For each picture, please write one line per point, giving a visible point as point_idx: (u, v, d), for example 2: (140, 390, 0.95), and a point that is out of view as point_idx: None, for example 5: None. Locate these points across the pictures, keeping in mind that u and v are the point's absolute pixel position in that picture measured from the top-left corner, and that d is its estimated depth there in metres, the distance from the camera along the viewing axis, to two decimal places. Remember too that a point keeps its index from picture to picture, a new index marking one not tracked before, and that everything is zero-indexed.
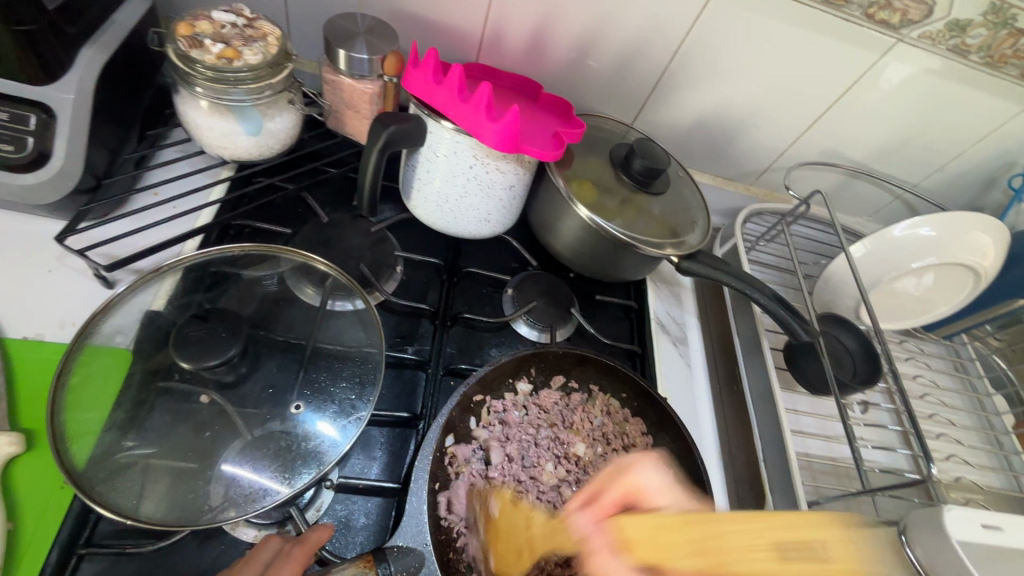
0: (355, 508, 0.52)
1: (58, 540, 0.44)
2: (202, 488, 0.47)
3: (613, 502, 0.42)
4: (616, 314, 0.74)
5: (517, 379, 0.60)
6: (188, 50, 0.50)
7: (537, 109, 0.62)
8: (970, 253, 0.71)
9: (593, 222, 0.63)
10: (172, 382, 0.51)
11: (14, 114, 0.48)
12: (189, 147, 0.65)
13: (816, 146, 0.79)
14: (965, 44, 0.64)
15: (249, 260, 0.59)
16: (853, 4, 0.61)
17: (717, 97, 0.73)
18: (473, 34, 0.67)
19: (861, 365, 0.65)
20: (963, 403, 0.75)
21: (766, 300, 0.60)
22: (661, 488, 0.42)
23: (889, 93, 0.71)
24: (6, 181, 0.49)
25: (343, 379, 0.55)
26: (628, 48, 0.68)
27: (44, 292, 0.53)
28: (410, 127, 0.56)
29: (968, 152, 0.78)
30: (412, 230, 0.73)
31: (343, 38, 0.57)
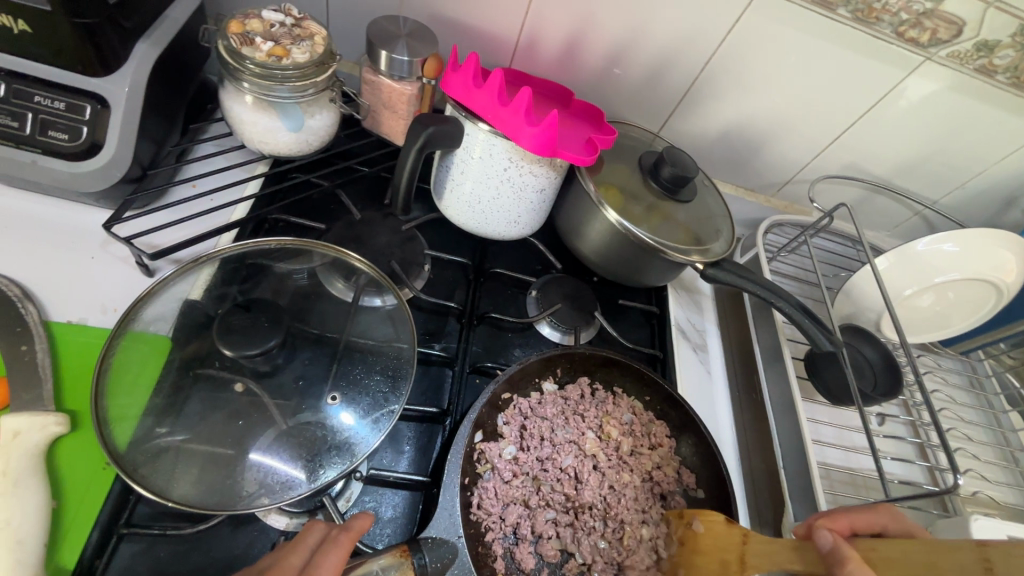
0: (383, 501, 0.53)
1: (99, 520, 0.45)
2: (238, 474, 0.48)
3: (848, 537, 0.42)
4: (638, 319, 0.75)
5: (543, 378, 0.61)
6: (239, 47, 0.51)
7: (570, 116, 0.63)
8: (992, 270, 0.71)
9: (621, 227, 0.64)
10: (210, 370, 0.52)
11: (69, 104, 0.49)
12: (227, 142, 0.66)
13: (838, 160, 0.80)
14: (992, 65, 0.65)
15: (284, 254, 0.60)
16: (884, 22, 0.62)
17: (743, 109, 0.75)
18: (508, 39, 0.68)
19: (882, 377, 0.66)
20: (979, 418, 0.75)
21: (790, 309, 0.62)
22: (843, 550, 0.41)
23: (915, 111, 0.72)
24: (60, 168, 0.50)
25: (376, 372, 0.56)
26: (659, 58, 0.69)
27: (87, 278, 0.54)
28: (448, 128, 0.57)
29: (990, 170, 0.79)
30: (440, 230, 0.74)
31: (386, 40, 0.58)
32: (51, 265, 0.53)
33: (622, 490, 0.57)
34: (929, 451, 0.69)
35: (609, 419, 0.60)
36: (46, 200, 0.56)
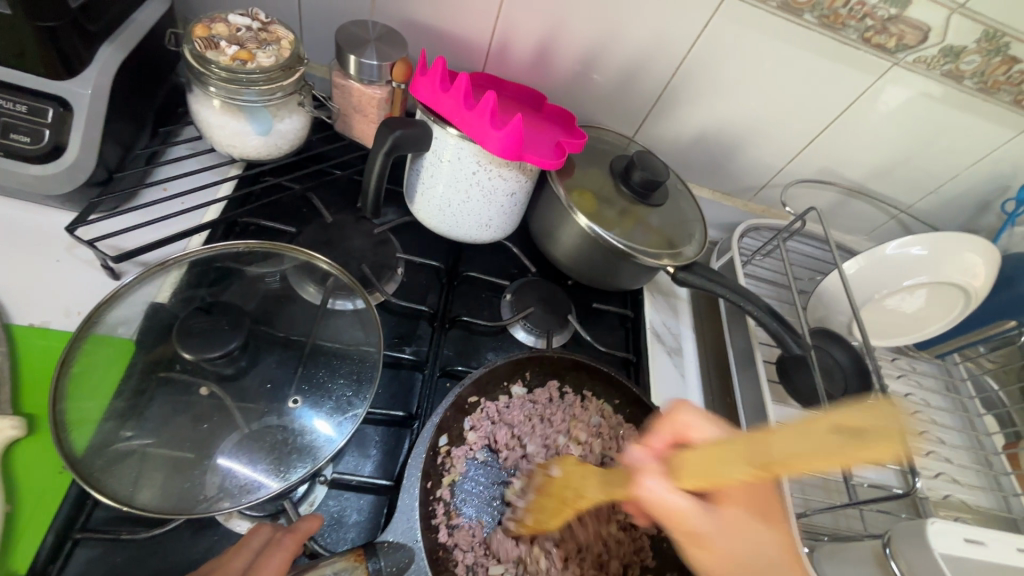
0: (348, 504, 0.53)
1: (54, 526, 0.44)
2: (197, 478, 0.48)
3: (662, 443, 0.44)
4: (613, 323, 0.75)
5: (512, 381, 0.61)
6: (203, 51, 0.52)
7: (540, 120, 0.63)
8: (960, 273, 0.71)
9: (592, 231, 0.64)
10: (173, 373, 0.52)
11: (32, 107, 0.49)
12: (199, 145, 0.66)
13: (813, 164, 0.81)
14: (960, 70, 0.66)
15: (253, 257, 0.60)
16: (851, 27, 0.63)
17: (717, 113, 0.75)
18: (480, 44, 0.69)
19: (853, 380, 0.66)
20: (954, 422, 0.75)
21: (760, 313, 0.62)
22: (670, 495, 0.37)
23: (886, 115, 0.72)
24: (23, 172, 0.50)
25: (342, 375, 0.56)
26: (631, 63, 0.69)
27: (51, 281, 0.54)
28: (416, 132, 0.57)
29: (963, 175, 0.79)
30: (415, 233, 0.74)
31: (355, 44, 0.59)
32: (15, 268, 0.53)
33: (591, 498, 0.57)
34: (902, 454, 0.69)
35: (576, 423, 0.61)
36: (13, 203, 0.56)
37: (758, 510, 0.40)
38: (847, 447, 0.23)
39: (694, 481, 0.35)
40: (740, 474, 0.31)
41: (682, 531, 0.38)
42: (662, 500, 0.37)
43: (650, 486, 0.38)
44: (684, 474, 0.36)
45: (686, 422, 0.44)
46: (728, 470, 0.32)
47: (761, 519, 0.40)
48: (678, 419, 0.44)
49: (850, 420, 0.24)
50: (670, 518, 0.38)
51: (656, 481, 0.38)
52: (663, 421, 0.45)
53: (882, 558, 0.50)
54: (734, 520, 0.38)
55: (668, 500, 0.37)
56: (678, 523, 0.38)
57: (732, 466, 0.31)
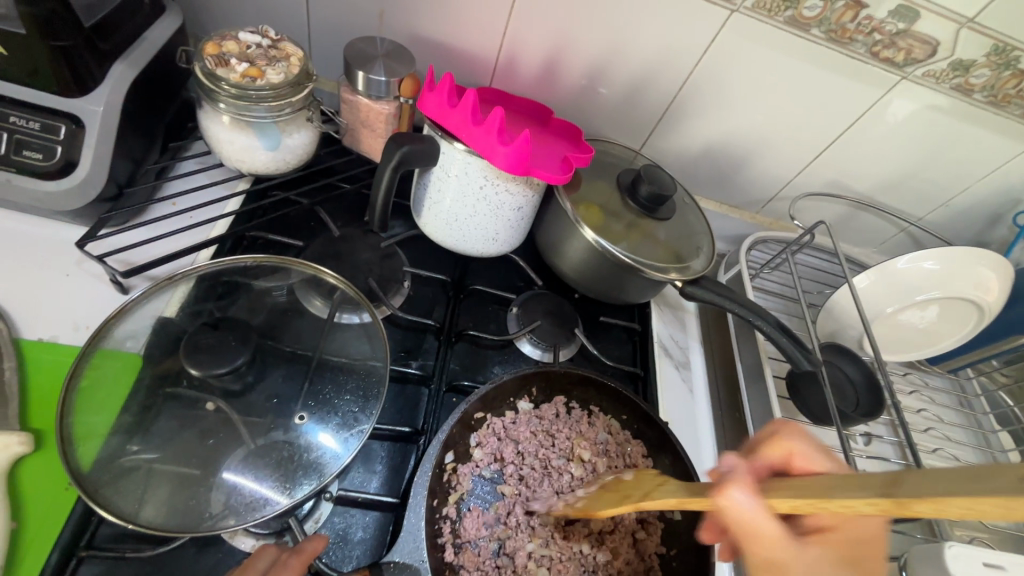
0: (353, 521, 0.53)
1: (59, 543, 0.44)
2: (203, 495, 0.47)
3: (765, 468, 0.39)
4: (620, 336, 0.74)
5: (518, 397, 0.61)
6: (214, 68, 0.52)
7: (547, 134, 0.64)
8: (973, 287, 0.71)
9: (599, 245, 0.64)
10: (179, 388, 0.51)
11: (45, 124, 0.50)
12: (208, 160, 0.67)
13: (821, 177, 0.80)
14: (969, 83, 0.65)
15: (260, 271, 0.61)
16: (859, 41, 0.63)
17: (724, 127, 0.75)
18: (487, 60, 0.69)
19: (864, 396, 0.65)
20: (968, 438, 0.74)
21: (769, 328, 0.61)
22: (760, 515, 0.32)
23: (895, 128, 0.72)
24: (34, 188, 0.50)
25: (348, 391, 0.56)
26: (638, 78, 0.70)
27: (60, 295, 0.54)
28: (423, 147, 0.58)
29: (973, 188, 0.79)
30: (421, 246, 0.74)
31: (363, 61, 0.59)
32: (25, 283, 0.54)
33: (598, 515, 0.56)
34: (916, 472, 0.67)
35: (583, 440, 0.60)
36: (24, 217, 0.57)
37: (848, 554, 0.35)
38: (1017, 489, 0.22)
39: (790, 504, 0.32)
40: (867, 504, 0.28)
41: (762, 557, 0.32)
42: (753, 519, 0.32)
43: (738, 499, 0.32)
44: (777, 493, 0.32)
45: (785, 446, 0.39)
46: (840, 504, 0.29)
47: (857, 572, 0.34)
48: (782, 444, 0.39)
49: (909, 482, 0.27)
50: (759, 545, 0.32)
51: (743, 494, 0.32)
52: (770, 443, 0.40)
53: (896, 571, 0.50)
54: (838, 560, 0.33)
55: (757, 517, 0.32)
56: (763, 550, 0.32)
57: (854, 493, 0.28)
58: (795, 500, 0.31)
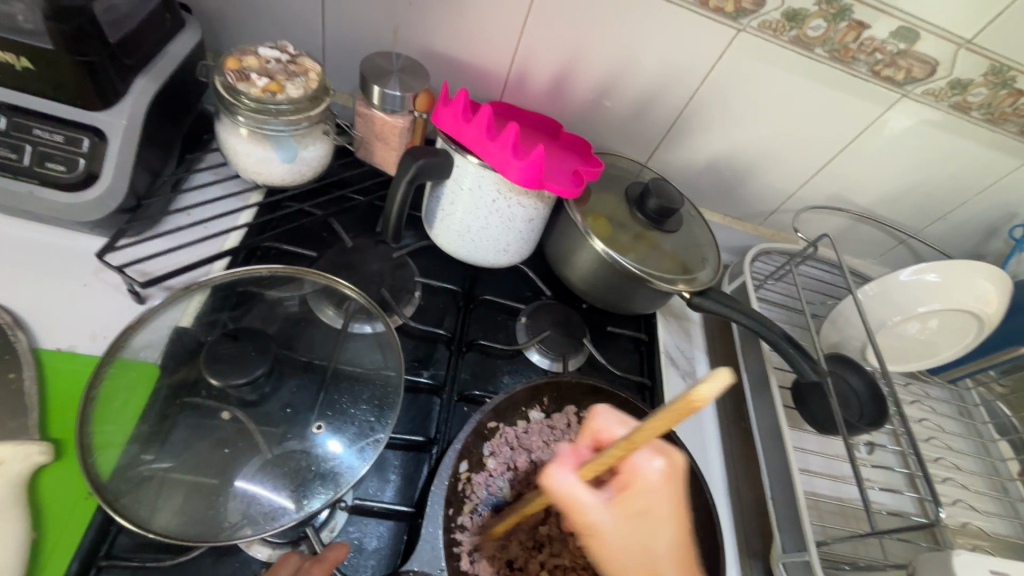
0: (368, 531, 0.53)
1: (78, 553, 0.44)
2: (221, 504, 0.48)
3: (585, 449, 0.44)
4: (627, 347, 0.75)
5: (530, 407, 0.61)
6: (235, 83, 0.53)
7: (558, 148, 0.65)
8: (974, 299, 0.72)
9: (608, 256, 0.65)
10: (197, 399, 0.52)
11: (68, 137, 0.50)
12: (222, 171, 0.68)
13: (823, 190, 0.82)
14: (967, 102, 0.67)
15: (274, 282, 0.61)
16: (860, 61, 0.65)
17: (729, 141, 0.77)
18: (499, 74, 0.70)
19: (868, 406, 0.66)
20: (969, 448, 0.75)
21: (775, 338, 0.63)
22: (577, 486, 0.40)
23: (896, 144, 0.74)
24: (55, 199, 0.51)
25: (363, 401, 0.56)
26: (646, 93, 0.71)
27: (78, 305, 0.55)
28: (438, 161, 0.59)
29: (970, 202, 0.80)
30: (431, 257, 0.75)
31: (379, 76, 0.60)
32: (43, 293, 0.54)
33: None
34: (919, 481, 0.69)
35: None
36: (41, 227, 0.57)
37: (644, 512, 0.40)
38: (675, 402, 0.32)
39: (596, 466, 0.39)
40: (614, 450, 0.38)
41: (582, 522, 0.40)
42: (572, 491, 0.40)
43: (552, 474, 0.41)
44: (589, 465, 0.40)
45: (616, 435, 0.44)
46: (609, 460, 0.38)
47: (661, 523, 0.40)
48: (591, 426, 0.45)
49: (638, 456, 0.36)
50: (574, 510, 0.40)
51: (562, 473, 0.40)
52: (583, 429, 0.45)
53: None
54: (637, 513, 0.40)
55: (575, 490, 0.40)
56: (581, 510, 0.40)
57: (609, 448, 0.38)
58: (596, 462, 0.39)
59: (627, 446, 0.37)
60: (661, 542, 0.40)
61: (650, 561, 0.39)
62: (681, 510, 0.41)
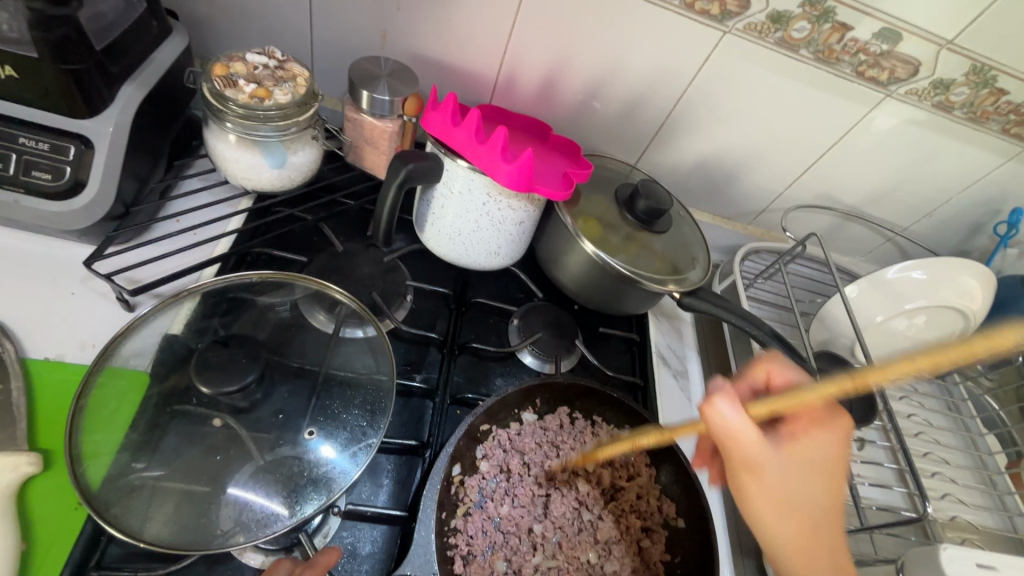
0: (361, 535, 0.53)
1: (68, 563, 0.44)
2: (213, 511, 0.48)
3: (685, 418, 0.50)
4: (619, 347, 0.75)
5: (523, 409, 0.61)
6: (222, 89, 0.53)
7: (547, 150, 0.65)
8: (959, 296, 0.73)
9: (598, 257, 0.65)
10: (188, 406, 0.52)
11: (54, 145, 0.50)
12: (211, 177, 0.67)
13: (811, 189, 0.83)
14: (950, 101, 0.68)
15: (265, 287, 0.61)
16: (845, 61, 0.65)
17: (717, 142, 0.77)
18: (487, 78, 0.71)
19: (858, 403, 0.67)
20: (957, 442, 0.76)
21: (764, 337, 0.63)
22: (743, 423, 0.44)
23: (881, 143, 0.75)
24: (41, 207, 0.51)
25: (355, 406, 0.56)
26: (634, 95, 0.72)
27: (66, 314, 0.54)
28: (427, 165, 0.59)
29: (955, 199, 0.82)
30: (422, 260, 0.75)
31: (368, 80, 0.60)
32: (30, 302, 0.54)
33: (599, 526, 0.57)
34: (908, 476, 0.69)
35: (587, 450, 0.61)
36: (27, 236, 0.57)
37: (804, 458, 0.45)
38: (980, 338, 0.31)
39: (766, 408, 0.44)
40: (839, 387, 0.37)
41: (741, 455, 0.44)
42: (736, 426, 0.44)
43: (717, 404, 0.44)
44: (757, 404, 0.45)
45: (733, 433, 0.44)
46: (810, 397, 0.41)
47: (818, 474, 0.45)
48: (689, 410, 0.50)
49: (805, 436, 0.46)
50: (734, 440, 0.44)
51: (726, 405, 0.44)
52: (701, 395, 0.51)
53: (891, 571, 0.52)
54: (801, 456, 0.45)
55: (739, 425, 0.44)
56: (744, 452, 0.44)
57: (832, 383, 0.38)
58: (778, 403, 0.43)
59: (854, 383, 0.37)
60: (815, 489, 0.44)
61: (789, 506, 0.44)
62: (839, 469, 0.46)
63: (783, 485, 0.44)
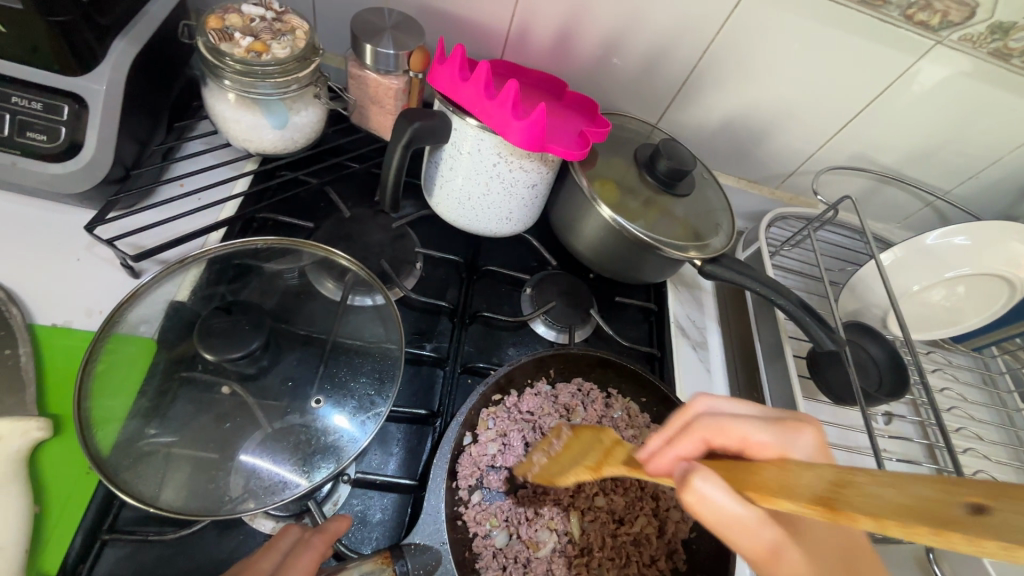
0: (372, 503, 0.53)
1: (82, 527, 0.44)
2: (222, 478, 0.47)
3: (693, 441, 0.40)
4: (635, 317, 0.73)
5: (536, 379, 0.60)
6: (217, 43, 0.50)
7: (562, 108, 0.61)
8: (1004, 263, 0.68)
9: (615, 223, 0.62)
10: (195, 373, 0.51)
11: (48, 104, 0.49)
12: (214, 139, 0.65)
13: (845, 150, 0.77)
14: (1007, 48, 0.61)
15: (270, 253, 0.59)
16: (891, 4, 0.59)
17: (745, 98, 0.72)
18: (499, 30, 0.66)
19: (888, 376, 0.64)
20: (991, 417, 0.73)
21: (791, 307, 0.59)
22: (732, 419, 0.39)
23: (924, 99, 0.69)
24: (42, 171, 0.50)
25: (363, 374, 0.55)
26: (656, 48, 0.67)
27: (72, 280, 0.54)
28: (435, 124, 0.55)
29: (1004, 160, 0.75)
30: (432, 227, 0.73)
31: (371, 33, 0.57)
32: (35, 268, 0.53)
33: (614, 500, 0.57)
34: (937, 452, 0.67)
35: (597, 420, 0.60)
36: (34, 200, 0.56)
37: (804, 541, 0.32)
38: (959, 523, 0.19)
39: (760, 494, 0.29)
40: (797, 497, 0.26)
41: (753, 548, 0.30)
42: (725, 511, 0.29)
43: (703, 497, 0.29)
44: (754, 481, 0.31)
45: (725, 424, 0.39)
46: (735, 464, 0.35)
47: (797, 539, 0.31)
48: (694, 433, 0.40)
49: (1003, 512, 0.19)
50: (739, 535, 0.29)
51: (709, 482, 0.29)
52: (689, 428, 0.40)
53: (925, 562, 0.48)
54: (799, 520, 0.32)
55: (734, 509, 0.29)
56: (739, 444, 0.39)
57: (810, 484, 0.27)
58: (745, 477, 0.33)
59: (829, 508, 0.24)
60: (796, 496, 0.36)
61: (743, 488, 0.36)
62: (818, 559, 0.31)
63: (743, 426, 0.39)
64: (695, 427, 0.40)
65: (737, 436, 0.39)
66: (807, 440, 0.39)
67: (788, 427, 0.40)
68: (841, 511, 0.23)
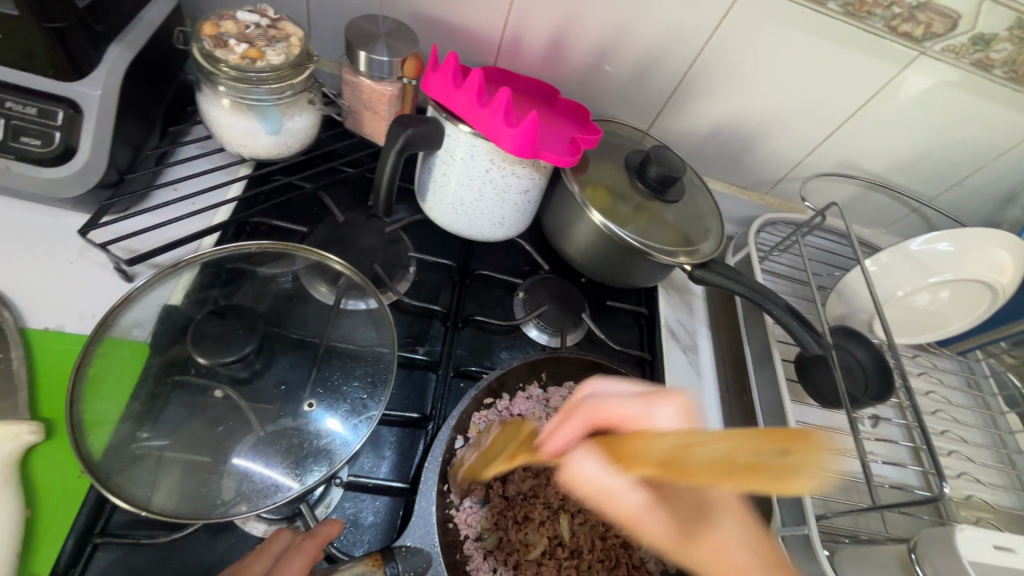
0: (363, 506, 0.53)
1: (73, 530, 0.44)
2: (214, 481, 0.47)
3: (584, 422, 0.43)
4: (627, 321, 0.73)
5: (528, 383, 0.61)
6: (212, 50, 0.51)
7: (554, 115, 0.62)
8: (987, 269, 0.70)
9: (606, 228, 0.63)
10: (187, 376, 0.51)
11: (43, 109, 0.49)
12: (209, 144, 0.66)
13: (832, 157, 0.79)
14: (989, 59, 0.63)
15: (264, 258, 0.59)
16: (876, 16, 0.60)
17: (735, 106, 0.73)
18: (492, 37, 0.67)
19: (874, 379, 0.65)
20: (975, 420, 0.74)
21: (778, 312, 0.60)
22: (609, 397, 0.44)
23: (910, 107, 0.70)
24: (36, 175, 0.50)
25: (356, 378, 0.56)
26: (647, 56, 0.68)
27: (65, 284, 0.54)
28: (428, 130, 0.56)
29: (987, 167, 0.77)
30: (425, 231, 0.73)
31: (365, 40, 0.58)
32: (28, 272, 0.53)
33: None
34: (923, 454, 0.68)
35: None
36: (28, 204, 0.56)
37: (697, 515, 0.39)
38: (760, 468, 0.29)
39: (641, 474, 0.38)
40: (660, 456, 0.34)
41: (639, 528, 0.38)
42: (597, 480, 0.39)
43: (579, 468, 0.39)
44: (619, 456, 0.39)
45: (601, 405, 0.44)
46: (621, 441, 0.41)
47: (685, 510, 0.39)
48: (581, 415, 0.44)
49: (796, 450, 0.29)
50: (609, 500, 0.39)
51: (587, 462, 0.39)
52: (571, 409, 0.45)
53: (908, 564, 0.49)
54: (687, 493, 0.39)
55: (607, 480, 0.39)
56: (621, 419, 0.44)
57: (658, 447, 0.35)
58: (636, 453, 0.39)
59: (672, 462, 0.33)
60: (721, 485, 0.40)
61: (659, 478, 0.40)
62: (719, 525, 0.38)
63: (617, 404, 0.44)
64: (578, 411, 0.44)
65: (616, 413, 0.44)
66: (669, 407, 0.43)
67: (654, 395, 0.44)
68: (681, 467, 0.32)
